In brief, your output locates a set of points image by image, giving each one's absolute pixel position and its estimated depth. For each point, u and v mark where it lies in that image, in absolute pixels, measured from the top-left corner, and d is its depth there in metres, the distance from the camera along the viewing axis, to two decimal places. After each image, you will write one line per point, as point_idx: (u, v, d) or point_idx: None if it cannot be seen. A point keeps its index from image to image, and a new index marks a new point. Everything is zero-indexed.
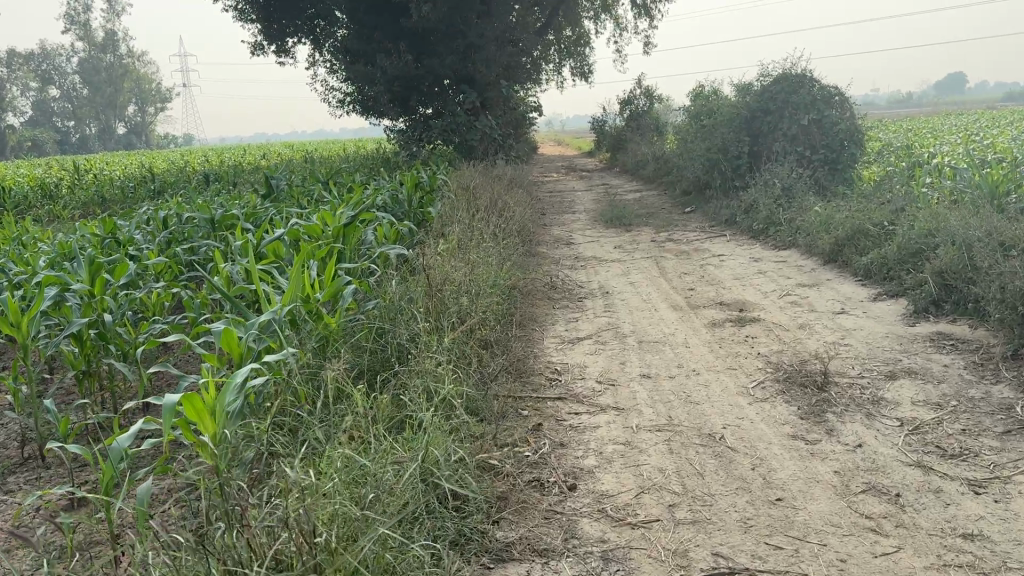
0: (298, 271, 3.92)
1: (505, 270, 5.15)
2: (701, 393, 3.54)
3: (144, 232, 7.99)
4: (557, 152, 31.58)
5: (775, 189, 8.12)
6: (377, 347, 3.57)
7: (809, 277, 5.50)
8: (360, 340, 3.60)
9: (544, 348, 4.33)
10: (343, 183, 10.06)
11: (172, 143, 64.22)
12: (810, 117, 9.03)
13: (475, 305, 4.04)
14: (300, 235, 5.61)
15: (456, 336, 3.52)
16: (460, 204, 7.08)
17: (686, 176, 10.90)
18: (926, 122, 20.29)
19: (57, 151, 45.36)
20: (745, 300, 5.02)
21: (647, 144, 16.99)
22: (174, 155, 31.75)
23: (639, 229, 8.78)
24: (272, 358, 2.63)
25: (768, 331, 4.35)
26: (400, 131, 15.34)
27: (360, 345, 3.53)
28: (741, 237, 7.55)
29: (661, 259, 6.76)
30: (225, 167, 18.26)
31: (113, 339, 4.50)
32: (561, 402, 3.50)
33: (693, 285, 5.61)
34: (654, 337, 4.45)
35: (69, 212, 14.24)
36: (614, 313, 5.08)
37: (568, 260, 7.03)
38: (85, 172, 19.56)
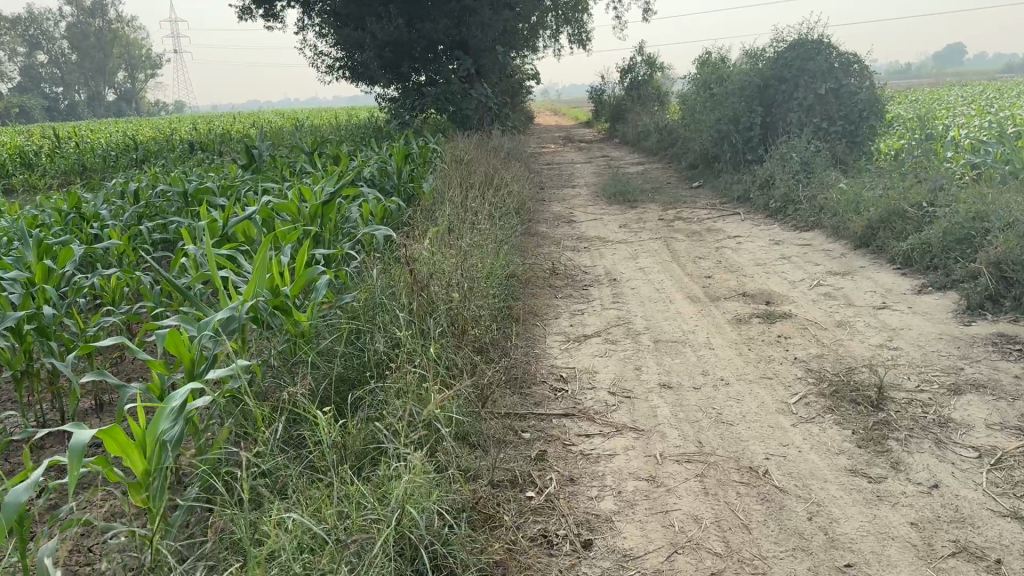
0: (262, 259, 3.35)
1: (502, 256, 4.60)
2: (734, 409, 3.00)
3: (112, 206, 7.40)
4: (555, 122, 30.79)
5: (792, 163, 7.54)
6: (351, 353, 3.03)
7: (840, 264, 4.95)
8: (331, 346, 3.05)
9: (546, 348, 3.79)
10: (329, 154, 9.46)
11: (163, 110, 63.24)
12: (827, 86, 8.43)
13: (468, 302, 3.49)
14: (274, 214, 5.02)
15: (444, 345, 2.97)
16: (453, 179, 6.50)
17: (693, 148, 10.30)
18: (934, 94, 19.65)
19: (45, 116, 44.47)
20: (772, 291, 4.47)
21: (649, 114, 16.35)
22: (164, 122, 31.08)
23: (645, 205, 8.22)
24: (210, 388, 2.11)
25: (803, 330, 3.80)
26: (392, 99, 14.68)
27: (332, 352, 2.98)
28: (756, 216, 6.99)
29: (672, 240, 6.21)
30: (212, 135, 17.62)
31: (54, 333, 3.95)
32: (568, 420, 2.97)
33: (711, 271, 5.06)
34: (673, 335, 3.91)
35: (46, 181, 13.62)
36: (624, 305, 4.53)
37: (569, 241, 6.46)
38: (66, 139, 18.84)
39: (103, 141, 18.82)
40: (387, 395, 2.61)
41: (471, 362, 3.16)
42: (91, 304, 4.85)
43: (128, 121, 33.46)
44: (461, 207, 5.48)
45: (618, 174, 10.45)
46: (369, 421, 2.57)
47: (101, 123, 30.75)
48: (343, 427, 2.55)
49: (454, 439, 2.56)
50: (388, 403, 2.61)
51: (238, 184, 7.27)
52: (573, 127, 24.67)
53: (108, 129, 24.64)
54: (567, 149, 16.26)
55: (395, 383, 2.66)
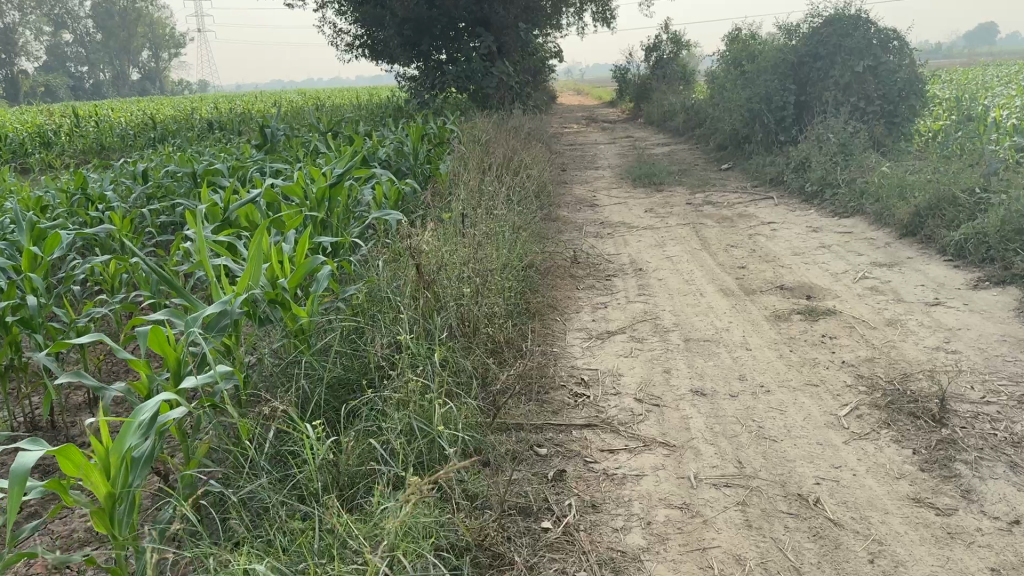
0: (257, 248, 3.05)
1: (518, 244, 4.28)
2: (777, 422, 2.68)
3: (119, 188, 7.16)
4: (577, 103, 30.24)
5: (829, 145, 7.13)
6: (348, 355, 2.71)
7: (885, 255, 4.59)
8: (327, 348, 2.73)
9: (566, 348, 3.47)
10: (345, 134, 9.18)
11: (186, 90, 63.31)
12: (865, 64, 8.00)
13: (478, 297, 3.18)
14: (278, 197, 4.72)
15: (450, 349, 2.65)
16: (470, 161, 6.17)
17: (721, 129, 9.89)
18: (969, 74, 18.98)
19: (69, 95, 44.61)
20: (812, 284, 4.13)
21: (675, 94, 15.88)
22: (186, 101, 31.02)
23: (672, 188, 7.85)
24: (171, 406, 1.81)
25: (849, 330, 3.46)
26: (412, 78, 14.37)
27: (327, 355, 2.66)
28: (790, 201, 6.62)
29: (701, 226, 5.86)
30: (232, 114, 17.40)
31: (41, 325, 3.69)
32: (589, 432, 2.65)
33: (744, 261, 4.72)
34: (705, 332, 3.58)
35: (62, 160, 13.46)
36: (651, 297, 4.20)
37: (592, 227, 6.13)
38: (87, 118, 18.71)
39: (122, 120, 18.64)
40: (385, 408, 2.31)
41: (481, 365, 2.86)
42: (87, 292, 4.60)
43: (150, 100, 33.40)
44: (478, 193, 5.17)
45: (643, 155, 10.06)
46: (365, 438, 2.27)
47: (122, 103, 30.62)
48: (334, 444, 2.24)
49: (460, 458, 2.26)
50: (387, 415, 2.31)
51: (248, 165, 6.99)
52: (597, 107, 24.20)
53: (128, 108, 24.47)
54: (590, 129, 15.87)
55: (394, 392, 2.35)
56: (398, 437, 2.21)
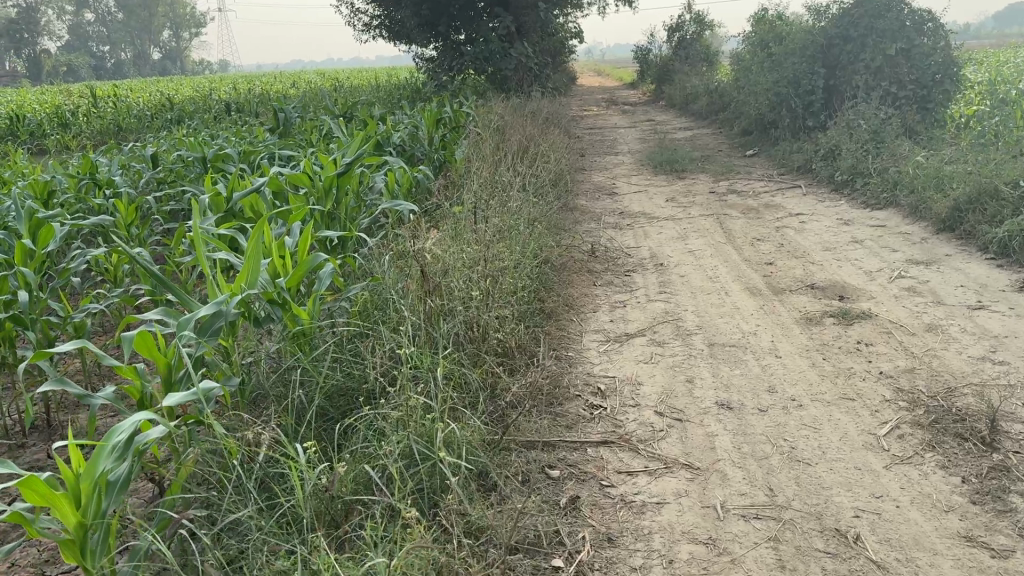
0: (255, 245, 2.85)
1: (532, 240, 4.07)
2: (811, 442, 2.46)
3: (128, 173, 7.01)
4: (598, 85, 29.80)
5: (859, 132, 6.85)
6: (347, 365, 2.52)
7: (921, 251, 4.34)
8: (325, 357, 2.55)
9: (582, 352, 3.26)
10: (359, 117, 8.97)
11: (206, 70, 63.30)
12: (897, 47, 7.68)
13: (488, 299, 2.98)
14: (285, 186, 4.53)
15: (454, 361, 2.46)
16: (486, 148, 5.96)
17: (746, 113, 9.59)
18: (1002, 56, 18.44)
19: (91, 75, 44.69)
20: (844, 284, 3.89)
21: (698, 76, 15.53)
22: (205, 81, 30.91)
23: (694, 175, 7.60)
24: (127, 438, 1.62)
25: (887, 336, 3.24)
26: (429, 59, 14.21)
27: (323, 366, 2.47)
28: (818, 191, 6.35)
29: (726, 217, 5.63)
30: (249, 95, 17.23)
31: (34, 323, 3.53)
32: (606, 450, 2.45)
33: (772, 256, 4.48)
34: (731, 335, 3.36)
35: (78, 141, 13.36)
36: (672, 296, 3.98)
37: (611, 218, 5.91)
38: (105, 99, 18.60)
39: (140, 101, 18.52)
40: (382, 429, 2.12)
41: (487, 374, 2.67)
42: (88, 283, 4.46)
43: (172, 80, 33.38)
44: (492, 183, 4.97)
45: (666, 140, 9.79)
46: (360, 460, 2.08)
47: (142, 83, 30.61)
48: (327, 468, 2.06)
49: (463, 486, 2.07)
50: (385, 435, 2.12)
51: (258, 150, 6.81)
52: (619, 88, 23.81)
53: (146, 88, 24.36)
54: (611, 112, 15.56)
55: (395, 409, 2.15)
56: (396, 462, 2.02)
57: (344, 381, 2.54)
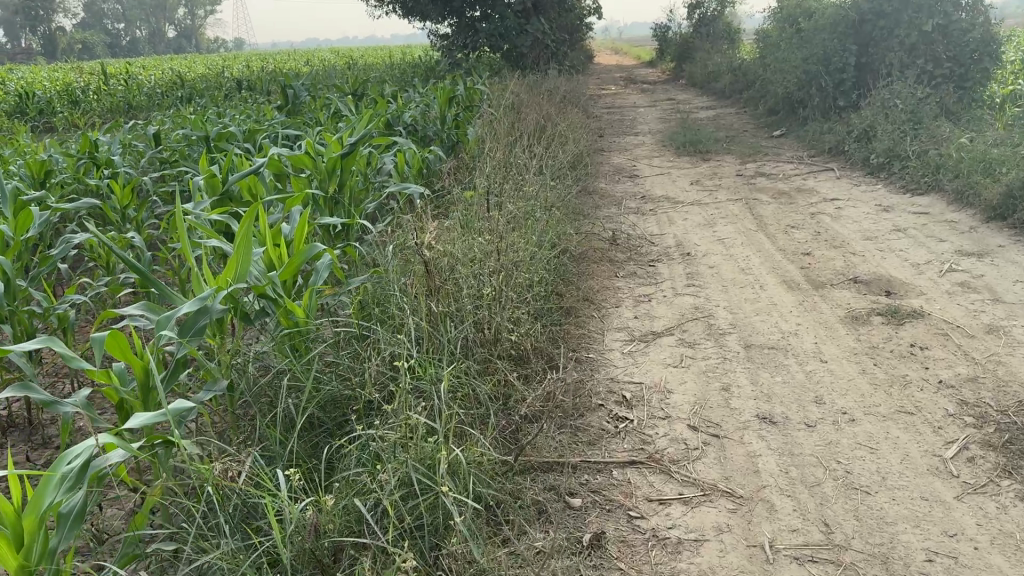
0: (245, 235, 2.58)
1: (549, 229, 3.76)
2: (869, 466, 2.16)
3: (128, 152, 6.76)
4: (616, 62, 29.27)
5: (895, 113, 6.47)
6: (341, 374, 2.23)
7: (971, 242, 4.00)
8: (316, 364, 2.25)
9: (604, 354, 2.97)
10: (370, 95, 8.68)
11: (221, 48, 62.98)
12: (934, 22, 7.25)
13: (501, 296, 2.68)
14: (285, 168, 4.24)
15: (462, 371, 2.16)
16: (500, 128, 5.65)
17: (772, 92, 9.20)
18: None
19: (106, 53, 44.51)
20: (890, 278, 3.57)
21: (720, 54, 15.09)
22: (218, 59, 30.61)
23: (719, 157, 7.26)
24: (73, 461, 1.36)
25: (943, 339, 2.92)
26: (443, 36, 13.84)
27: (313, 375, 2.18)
28: (852, 174, 6.00)
29: (755, 202, 5.31)
30: (261, 73, 16.91)
31: (12, 316, 3.28)
32: (633, 472, 2.16)
33: (808, 245, 4.17)
34: (770, 335, 3.06)
35: (87, 119, 13.14)
36: (702, 289, 3.68)
37: (632, 203, 5.61)
38: (116, 75, 18.34)
39: (151, 78, 18.27)
40: (377, 452, 1.83)
41: (499, 383, 2.38)
42: (79, 269, 4.21)
43: (185, 58, 33.09)
44: (507, 167, 4.67)
45: (688, 120, 9.43)
46: (352, 489, 1.80)
47: (154, 60, 30.35)
48: (313, 497, 1.78)
49: (470, 522, 1.78)
50: (380, 458, 1.83)
51: (263, 128, 6.54)
52: (637, 67, 23.32)
53: (159, 66, 24.12)
54: (629, 90, 15.16)
55: (392, 429, 1.86)
56: (392, 495, 1.73)
57: (338, 391, 2.25)
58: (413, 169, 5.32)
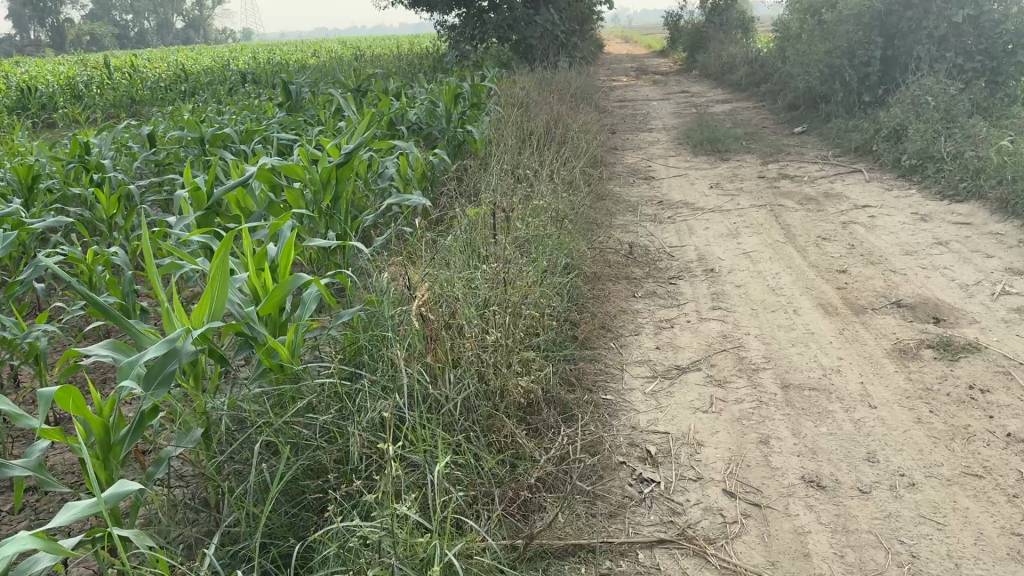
0: (222, 264, 2.31)
1: (561, 247, 3.45)
2: (938, 548, 1.85)
3: (122, 155, 6.51)
4: (626, 50, 28.80)
5: (926, 111, 6.11)
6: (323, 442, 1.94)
7: (1022, 258, 3.67)
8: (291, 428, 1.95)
9: (623, 394, 2.66)
10: (375, 92, 8.39)
11: (230, 39, 62.71)
12: (964, 12, 6.82)
13: (509, 333, 2.36)
14: (277, 179, 3.95)
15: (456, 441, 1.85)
16: (509, 129, 5.34)
17: (793, 86, 8.83)
18: None
19: (115, 45, 44.34)
20: (937, 302, 3.25)
21: (734, 44, 14.69)
22: (225, 50, 30.31)
23: (739, 156, 6.94)
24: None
25: (1005, 378, 2.60)
26: (451, 28, 13.51)
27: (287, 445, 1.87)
28: (882, 177, 5.66)
29: (781, 208, 5.00)
30: (268, 66, 16.59)
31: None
32: (662, 555, 1.86)
33: (842, 260, 3.86)
34: (809, 371, 2.75)
35: (91, 115, 12.89)
36: (730, 312, 3.37)
37: (649, 208, 5.32)
38: (123, 69, 18.06)
39: (157, 71, 17.99)
40: (358, 555, 1.53)
41: (507, 440, 2.07)
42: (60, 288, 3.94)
43: (192, 49, 32.77)
44: (516, 176, 4.38)
45: (704, 115, 9.09)
46: None
47: (162, 52, 30.16)
48: None
49: None
50: (362, 560, 1.54)
51: (261, 129, 6.27)
52: (649, 56, 22.89)
53: (166, 59, 23.89)
54: (642, 82, 14.80)
55: (377, 523, 1.56)
56: None
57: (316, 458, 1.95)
58: (415, 175, 5.04)
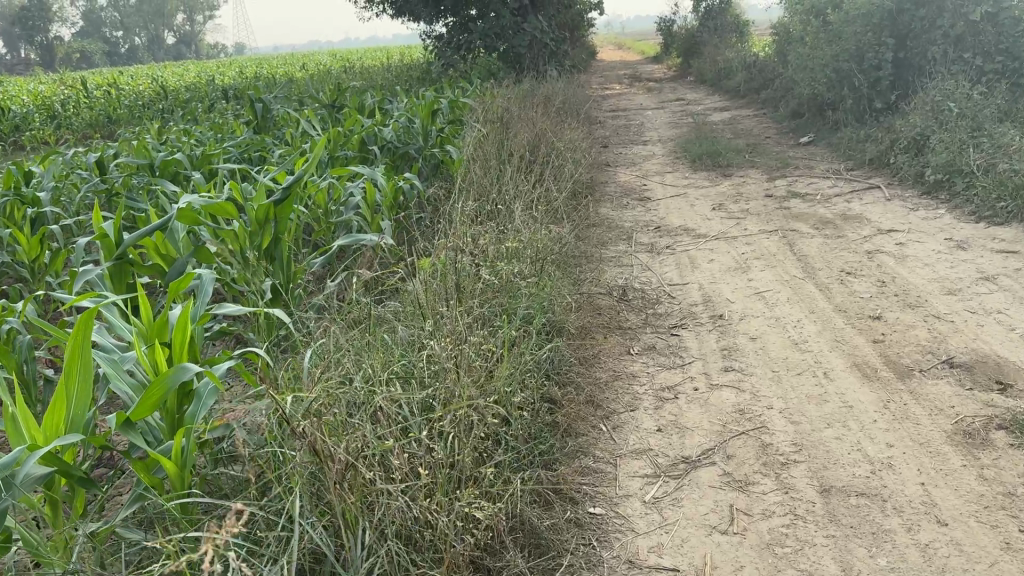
0: (73, 354, 1.73)
1: (539, 300, 2.86)
2: None
3: (64, 185, 5.94)
4: (619, 58, 28.29)
5: (948, 118, 5.54)
6: None
7: None
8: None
9: (616, 505, 2.05)
10: (351, 107, 7.82)
11: (221, 54, 62.26)
12: (983, 10, 6.26)
13: (460, 447, 1.78)
14: (207, 220, 3.38)
15: None
16: (485, 149, 4.78)
17: (797, 92, 8.26)
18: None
19: (104, 62, 43.79)
20: (998, 361, 2.67)
21: (729, 49, 14.14)
22: (211, 66, 29.77)
23: (742, 171, 6.38)
24: None
25: None
26: (437, 37, 12.98)
27: None
28: (904, 195, 5.08)
29: (794, 234, 4.44)
30: (251, 81, 16.01)
31: None
32: None
33: (873, 302, 3.28)
34: (851, 468, 2.16)
35: (61, 136, 12.31)
36: (746, 375, 2.77)
37: (645, 235, 4.75)
38: (102, 88, 17.50)
39: (138, 89, 17.42)
40: None
41: None
42: None
43: (179, 65, 32.20)
44: (490, 213, 3.80)
45: (702, 125, 8.52)
46: None
47: (148, 68, 29.62)
48: None
49: None
50: None
51: (217, 152, 5.71)
52: (642, 63, 22.32)
53: (150, 76, 23.35)
54: (634, 90, 14.24)
55: None
56: None
57: None
58: (383, 202, 4.50)
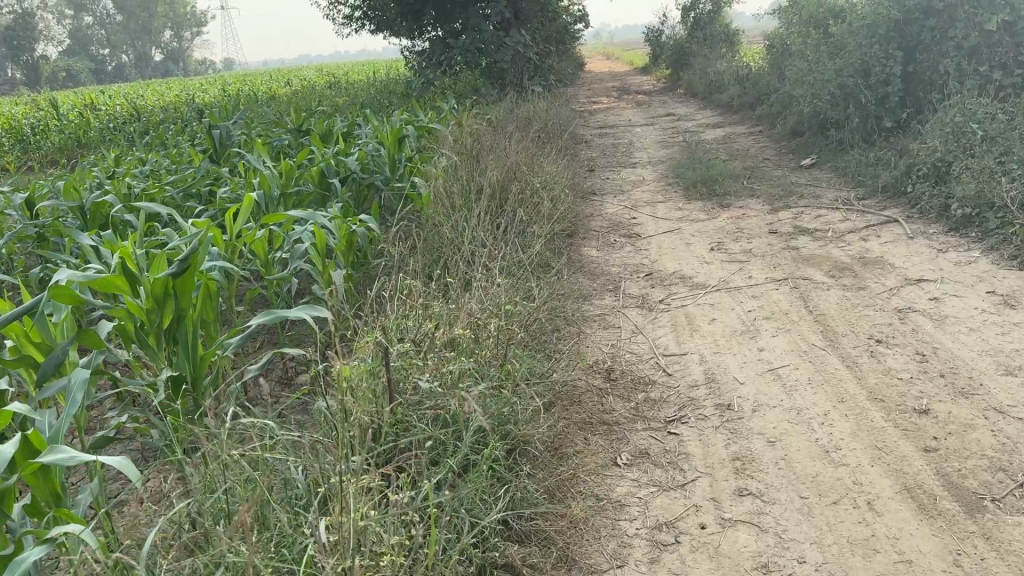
0: None
1: (496, 408, 2.22)
2: None
3: None
4: (607, 68, 27.65)
5: (971, 141, 4.93)
6: None
7: None
8: None
9: None
10: (318, 131, 7.18)
11: (207, 70, 61.54)
12: (1001, 18, 5.66)
13: None
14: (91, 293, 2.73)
15: None
16: (451, 188, 4.16)
17: (796, 108, 7.66)
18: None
19: (90, 80, 43.13)
20: None
21: (720, 61, 13.52)
22: (195, 82, 29.04)
23: (742, 200, 5.77)
24: None
25: None
26: (417, 53, 12.36)
27: None
28: (927, 231, 4.48)
29: (806, 284, 3.82)
30: (231, 98, 15.32)
31: None
32: None
33: (915, 386, 2.66)
34: None
35: (22, 161, 11.62)
36: (767, 504, 2.14)
37: (636, 284, 4.13)
38: (76, 108, 16.78)
39: (114, 108, 16.72)
40: None
41: None
42: None
43: (162, 83, 31.54)
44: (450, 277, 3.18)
45: (695, 145, 7.92)
46: None
47: (131, 87, 28.97)
48: None
49: None
50: None
51: (156, 188, 5.07)
52: (631, 74, 21.70)
53: (130, 94, 22.64)
54: (623, 104, 13.63)
55: None
56: None
57: None
58: (336, 248, 3.84)
